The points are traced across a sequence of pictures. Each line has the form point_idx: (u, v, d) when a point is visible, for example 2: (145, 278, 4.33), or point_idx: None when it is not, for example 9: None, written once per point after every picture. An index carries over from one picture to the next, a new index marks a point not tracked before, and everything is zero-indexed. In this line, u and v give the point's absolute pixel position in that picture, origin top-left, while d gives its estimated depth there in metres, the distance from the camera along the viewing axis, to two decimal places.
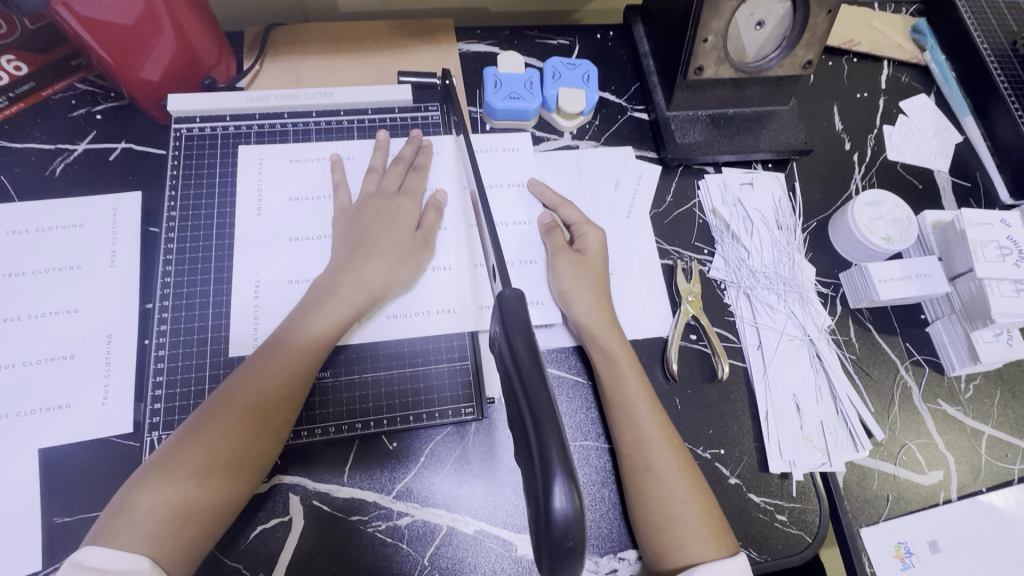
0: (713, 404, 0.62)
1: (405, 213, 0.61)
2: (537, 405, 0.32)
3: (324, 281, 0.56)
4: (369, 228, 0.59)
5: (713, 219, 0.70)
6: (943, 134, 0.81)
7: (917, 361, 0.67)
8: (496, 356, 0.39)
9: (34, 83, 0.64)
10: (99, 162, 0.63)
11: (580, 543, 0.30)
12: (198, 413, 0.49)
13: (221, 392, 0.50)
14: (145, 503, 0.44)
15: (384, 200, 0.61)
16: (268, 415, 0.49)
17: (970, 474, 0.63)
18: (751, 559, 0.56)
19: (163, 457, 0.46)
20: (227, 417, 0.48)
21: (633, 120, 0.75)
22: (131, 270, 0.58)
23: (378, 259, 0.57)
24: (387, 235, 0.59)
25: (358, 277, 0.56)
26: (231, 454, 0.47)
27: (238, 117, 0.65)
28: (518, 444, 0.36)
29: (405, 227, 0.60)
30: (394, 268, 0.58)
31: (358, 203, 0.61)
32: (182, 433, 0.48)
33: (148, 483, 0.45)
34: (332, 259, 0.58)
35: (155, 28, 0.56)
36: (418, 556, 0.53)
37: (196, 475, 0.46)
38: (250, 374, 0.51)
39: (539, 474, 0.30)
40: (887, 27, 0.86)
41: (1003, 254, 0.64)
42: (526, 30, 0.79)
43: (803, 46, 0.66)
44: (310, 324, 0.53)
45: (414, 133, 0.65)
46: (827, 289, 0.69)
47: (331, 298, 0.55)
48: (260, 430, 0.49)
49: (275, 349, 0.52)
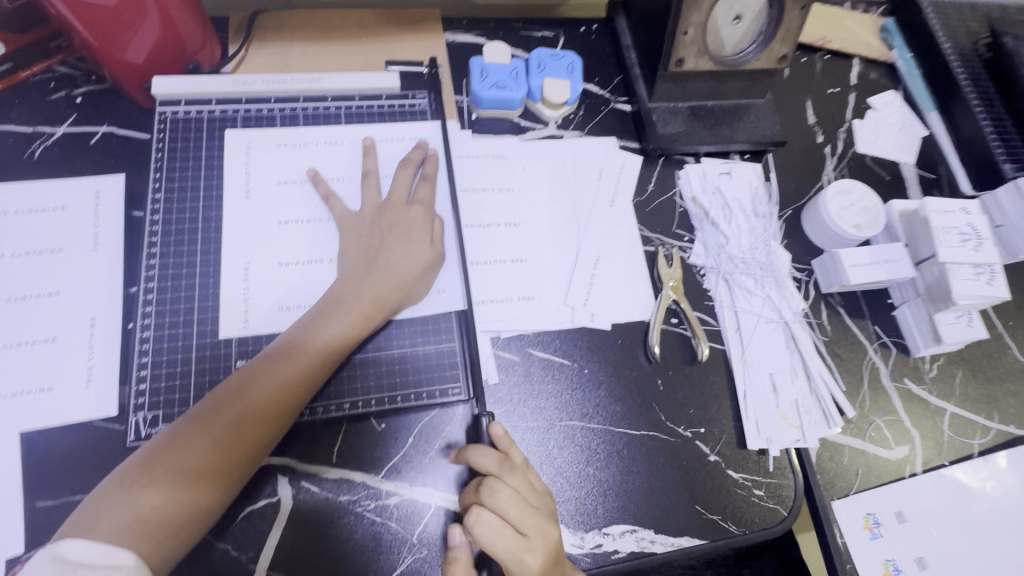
0: (695, 384, 0.64)
1: (417, 220, 0.60)
2: None
3: (336, 291, 0.56)
4: (384, 245, 0.58)
5: (693, 206, 0.72)
6: (910, 128, 0.85)
7: (885, 344, 0.70)
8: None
9: (11, 64, 0.63)
10: (80, 145, 0.62)
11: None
12: (200, 407, 0.50)
13: (220, 393, 0.50)
14: (139, 496, 0.45)
15: (396, 210, 0.60)
16: (267, 422, 0.50)
17: (934, 449, 0.66)
18: (730, 533, 0.59)
19: (161, 449, 0.47)
20: (229, 419, 0.49)
21: (616, 112, 0.77)
22: (115, 253, 0.58)
23: (398, 273, 0.57)
24: (398, 250, 0.58)
25: (371, 287, 0.56)
26: (229, 457, 0.48)
27: (224, 101, 0.64)
28: None
29: (422, 241, 0.59)
30: (406, 280, 0.57)
31: (363, 212, 0.60)
32: (182, 427, 0.48)
33: (146, 474, 0.46)
34: (341, 270, 0.58)
35: (140, 9, 0.56)
36: (407, 534, 0.53)
37: (194, 476, 0.47)
38: (256, 376, 0.51)
39: None
40: (857, 26, 0.90)
41: (963, 240, 0.67)
42: (511, 22, 0.80)
43: (778, 41, 0.69)
44: (320, 332, 0.53)
45: (421, 140, 0.65)
46: (801, 274, 0.72)
47: (337, 308, 0.55)
48: (260, 434, 0.50)
49: (285, 354, 0.52)
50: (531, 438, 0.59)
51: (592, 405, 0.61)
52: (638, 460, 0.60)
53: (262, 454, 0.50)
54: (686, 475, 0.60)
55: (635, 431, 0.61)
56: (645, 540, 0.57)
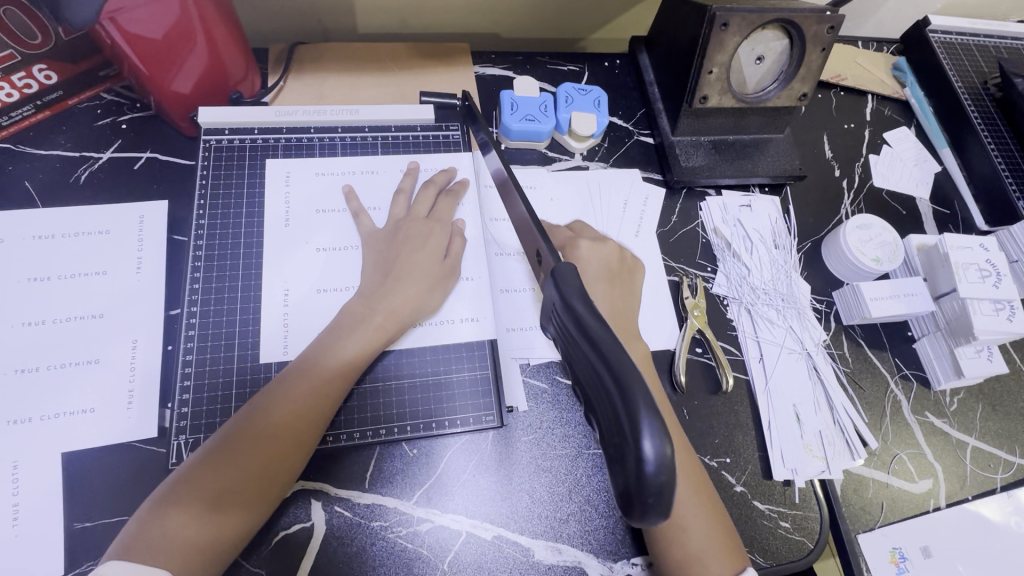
0: (720, 414, 0.65)
1: (432, 236, 0.62)
2: (621, 365, 0.32)
3: (355, 305, 0.57)
4: (397, 253, 0.60)
5: (715, 238, 0.74)
6: (924, 164, 0.87)
7: (906, 376, 0.71)
8: (556, 325, 0.40)
9: (61, 92, 0.64)
10: (125, 170, 0.64)
11: (671, 482, 0.31)
12: (230, 425, 0.50)
13: (248, 412, 0.50)
14: (174, 517, 0.45)
15: (415, 224, 0.63)
16: (296, 434, 0.50)
17: (957, 483, 0.67)
18: (758, 565, 0.59)
19: (194, 468, 0.47)
20: (261, 437, 0.49)
21: (639, 144, 0.79)
22: (158, 276, 0.59)
23: (415, 282, 0.59)
24: (417, 262, 0.60)
25: (394, 300, 0.57)
26: (264, 476, 0.48)
27: (265, 130, 0.66)
28: (599, 425, 0.35)
29: (435, 253, 0.62)
30: (421, 294, 0.59)
31: (389, 228, 0.62)
32: (213, 445, 0.49)
33: (180, 497, 0.46)
34: (363, 280, 0.59)
35: (190, 40, 0.59)
36: (437, 561, 0.54)
37: (227, 494, 0.46)
38: (281, 394, 0.51)
39: (626, 428, 0.31)
40: (870, 64, 0.93)
41: (983, 276, 0.69)
42: (538, 56, 0.83)
43: (798, 80, 0.72)
44: (341, 348, 0.55)
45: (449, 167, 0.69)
46: (821, 306, 0.73)
47: (364, 322, 0.56)
48: (292, 447, 0.50)
49: (307, 369, 0.53)
50: (559, 468, 0.59)
51: None
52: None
53: (295, 473, 0.51)
54: None
55: None
56: None
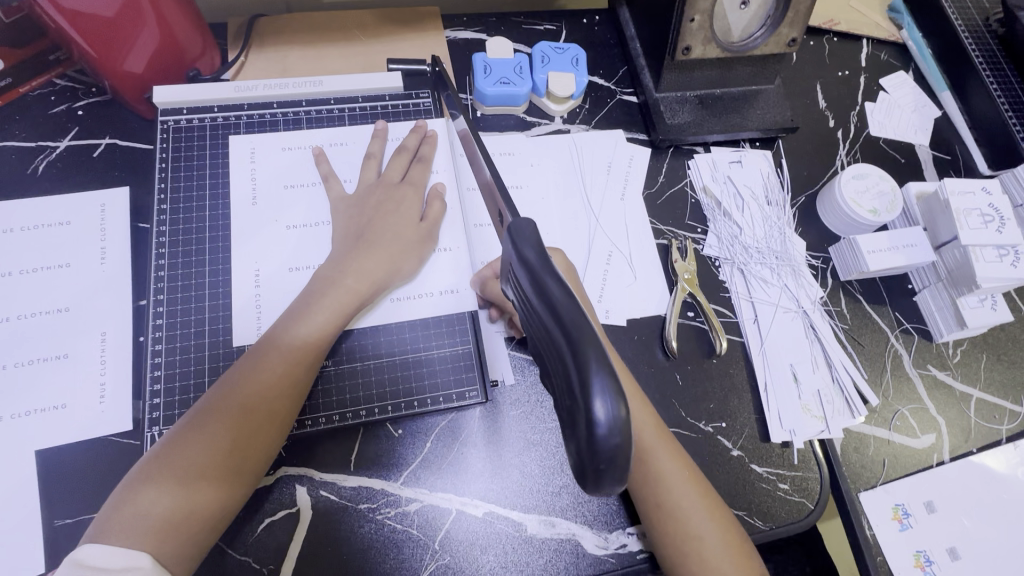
0: (714, 377, 0.63)
1: (408, 202, 0.60)
2: (573, 324, 0.30)
3: (325, 273, 0.55)
4: (373, 220, 0.58)
5: (704, 197, 0.71)
6: (923, 109, 0.83)
7: (907, 330, 0.69)
8: (514, 285, 0.37)
9: (11, 79, 0.62)
10: (83, 158, 0.62)
11: (628, 445, 0.29)
12: (201, 405, 0.48)
13: (219, 390, 0.49)
14: (147, 500, 0.44)
15: (386, 190, 0.60)
16: (268, 408, 0.49)
17: (961, 436, 0.65)
18: (757, 528, 0.57)
19: (165, 450, 0.46)
20: (231, 414, 0.47)
21: (622, 103, 0.76)
22: (124, 265, 0.57)
23: (388, 249, 0.57)
24: (388, 224, 0.58)
25: (364, 264, 0.56)
26: (237, 451, 0.47)
27: (226, 108, 0.63)
28: (555, 390, 0.34)
29: (409, 217, 0.59)
30: (394, 258, 0.57)
31: (358, 194, 0.60)
32: (185, 425, 0.47)
33: (154, 477, 0.45)
34: (332, 249, 0.57)
35: (139, 16, 0.55)
36: (428, 541, 0.53)
37: (200, 473, 0.45)
38: (251, 369, 0.50)
39: (577, 388, 0.29)
40: (864, 7, 0.88)
41: (985, 221, 0.66)
42: (512, 17, 0.79)
43: (787, 24, 0.67)
44: (309, 318, 0.53)
45: (419, 123, 0.65)
46: (817, 262, 0.71)
47: (332, 290, 0.54)
48: (265, 423, 0.48)
49: (275, 343, 0.51)
50: (549, 440, 0.58)
51: None
52: None
53: (274, 446, 0.49)
54: (710, 470, 0.59)
55: None
56: None
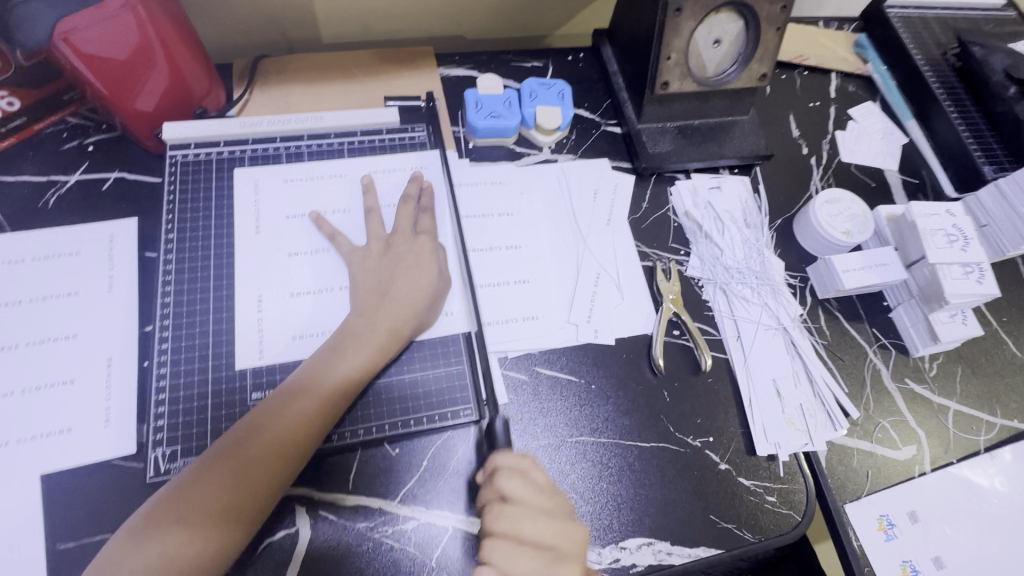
0: (701, 394, 0.65)
1: (423, 249, 0.62)
2: None
3: (351, 324, 0.57)
4: (387, 265, 0.61)
5: (687, 221, 0.75)
6: (890, 136, 0.88)
7: (884, 345, 0.72)
8: None
9: (25, 118, 0.65)
10: (92, 191, 0.64)
11: None
12: (222, 444, 0.51)
13: (240, 430, 0.51)
14: (165, 534, 0.46)
15: (403, 242, 0.62)
16: (284, 454, 0.51)
17: (941, 447, 0.67)
18: (746, 541, 0.59)
19: (183, 487, 0.48)
20: (249, 458, 0.50)
21: (607, 134, 0.80)
22: (130, 293, 0.59)
23: (407, 301, 0.59)
24: (410, 278, 0.60)
25: (386, 318, 0.58)
26: (250, 494, 0.49)
27: (232, 143, 0.67)
28: None
29: (430, 270, 0.61)
30: (419, 310, 0.59)
31: (369, 247, 0.62)
32: (205, 463, 0.50)
33: (173, 513, 0.47)
34: (353, 301, 0.59)
35: (150, 58, 0.59)
36: (425, 558, 0.54)
37: (214, 513, 0.47)
38: (273, 413, 0.52)
39: None
40: (831, 42, 0.95)
41: (950, 241, 0.70)
42: (502, 55, 0.84)
43: (757, 59, 0.73)
44: (335, 367, 0.54)
45: (417, 172, 0.68)
46: (795, 281, 0.74)
47: (356, 341, 0.56)
48: (280, 468, 0.50)
49: (302, 389, 0.53)
50: (543, 456, 0.59)
51: (601, 420, 0.62)
52: (660, 479, 0.60)
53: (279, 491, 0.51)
54: (699, 484, 0.61)
55: (647, 443, 0.62)
56: (663, 553, 0.57)
